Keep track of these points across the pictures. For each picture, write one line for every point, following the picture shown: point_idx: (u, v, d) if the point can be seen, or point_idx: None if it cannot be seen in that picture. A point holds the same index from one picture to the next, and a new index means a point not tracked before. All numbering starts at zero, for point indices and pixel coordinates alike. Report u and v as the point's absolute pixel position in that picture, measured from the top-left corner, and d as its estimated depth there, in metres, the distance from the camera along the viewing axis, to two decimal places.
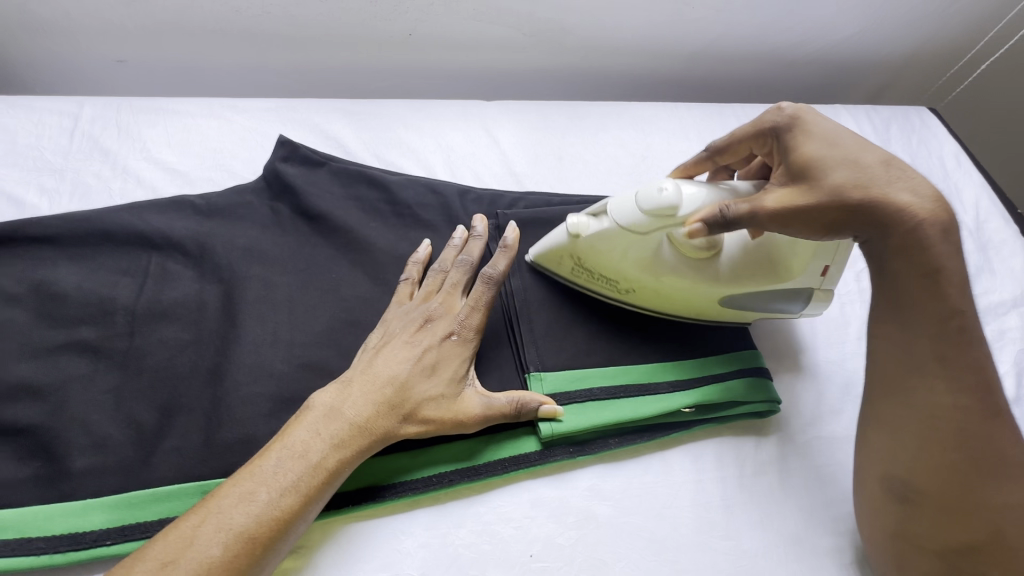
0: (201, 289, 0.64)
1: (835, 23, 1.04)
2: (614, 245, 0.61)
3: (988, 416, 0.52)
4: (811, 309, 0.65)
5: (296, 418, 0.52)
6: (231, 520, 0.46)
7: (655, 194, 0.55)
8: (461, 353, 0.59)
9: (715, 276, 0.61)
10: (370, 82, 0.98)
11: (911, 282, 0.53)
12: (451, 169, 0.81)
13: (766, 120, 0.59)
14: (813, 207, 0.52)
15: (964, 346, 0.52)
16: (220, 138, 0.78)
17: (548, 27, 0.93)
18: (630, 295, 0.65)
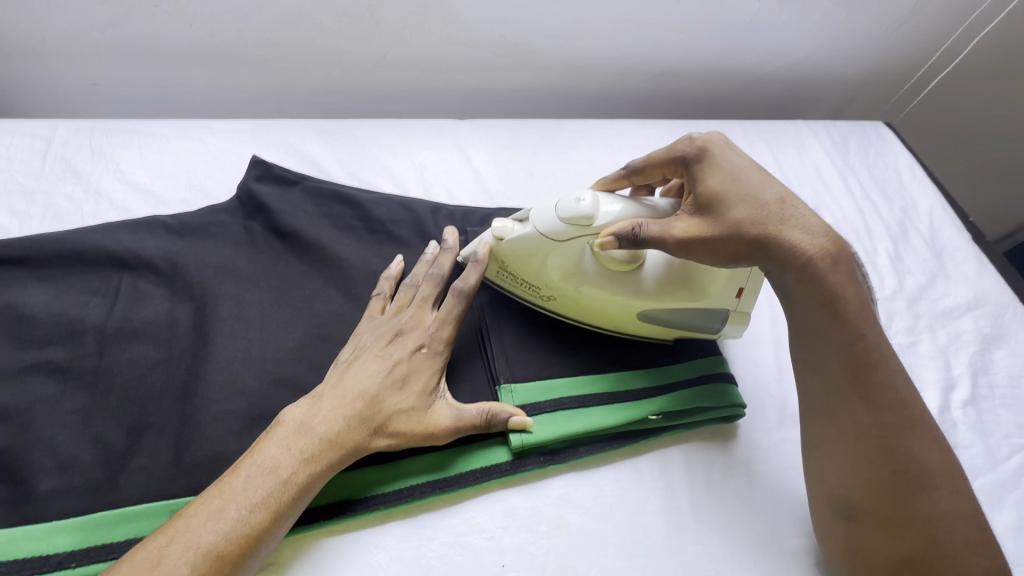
0: (173, 308, 0.64)
1: (793, 44, 1.09)
2: (539, 248, 0.63)
3: (910, 428, 0.54)
4: (729, 330, 0.68)
5: (268, 434, 0.53)
6: (198, 538, 0.46)
7: (573, 203, 0.59)
8: (432, 365, 0.60)
9: (635, 289, 0.63)
10: (346, 103, 1.00)
11: (814, 309, 0.57)
12: (424, 186, 0.83)
13: (680, 148, 0.64)
14: (715, 236, 0.57)
15: (868, 365, 0.55)
16: (195, 159, 0.79)
17: (519, 49, 0.96)
18: (552, 302, 0.67)
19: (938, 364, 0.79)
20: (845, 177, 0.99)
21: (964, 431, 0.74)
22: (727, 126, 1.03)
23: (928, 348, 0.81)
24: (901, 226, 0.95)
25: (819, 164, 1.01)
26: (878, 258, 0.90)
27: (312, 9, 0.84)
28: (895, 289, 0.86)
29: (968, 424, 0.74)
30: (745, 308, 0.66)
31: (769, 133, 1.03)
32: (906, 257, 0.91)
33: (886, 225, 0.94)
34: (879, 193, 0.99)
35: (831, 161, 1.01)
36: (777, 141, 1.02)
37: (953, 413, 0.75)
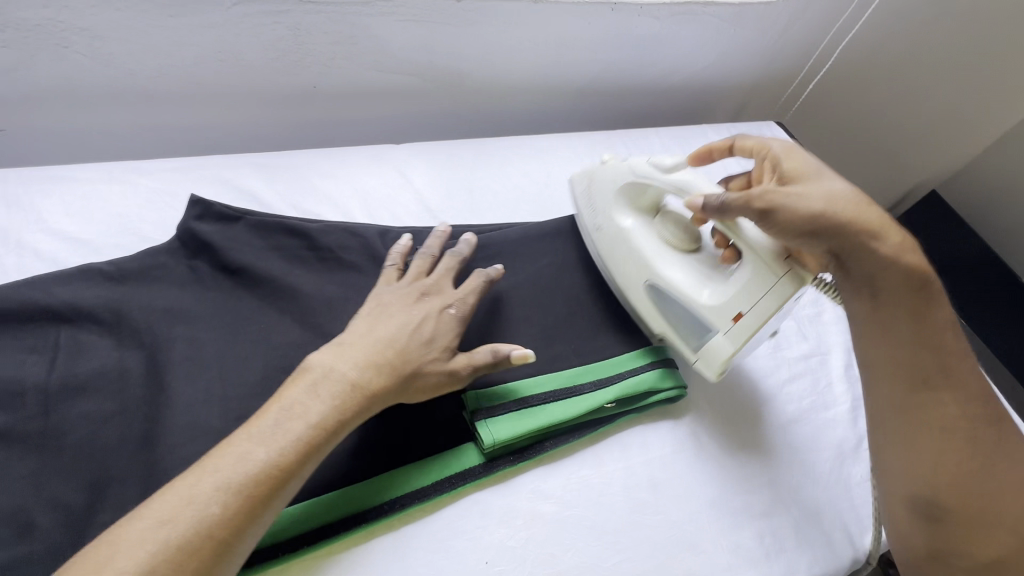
0: (122, 357, 0.63)
1: (694, 57, 1.21)
2: (625, 183, 0.77)
3: (989, 418, 0.61)
4: (713, 351, 0.70)
5: (295, 379, 0.54)
6: (230, 476, 0.47)
7: (664, 158, 0.73)
8: (454, 322, 0.65)
9: (668, 257, 0.74)
10: (279, 133, 1.00)
11: (901, 301, 0.61)
12: (369, 211, 0.85)
13: (768, 145, 0.70)
14: (799, 207, 0.60)
15: (959, 361, 0.61)
16: (124, 203, 0.76)
17: (447, 74, 1.01)
18: (598, 234, 0.80)
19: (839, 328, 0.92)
20: None
21: None
22: (644, 134, 1.13)
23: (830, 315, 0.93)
24: None
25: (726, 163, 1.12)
26: None
27: (237, 45, 0.84)
28: None
29: None
30: (735, 336, 0.67)
31: (681, 139, 1.14)
32: None
33: None
34: None
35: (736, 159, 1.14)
36: (688, 145, 1.13)
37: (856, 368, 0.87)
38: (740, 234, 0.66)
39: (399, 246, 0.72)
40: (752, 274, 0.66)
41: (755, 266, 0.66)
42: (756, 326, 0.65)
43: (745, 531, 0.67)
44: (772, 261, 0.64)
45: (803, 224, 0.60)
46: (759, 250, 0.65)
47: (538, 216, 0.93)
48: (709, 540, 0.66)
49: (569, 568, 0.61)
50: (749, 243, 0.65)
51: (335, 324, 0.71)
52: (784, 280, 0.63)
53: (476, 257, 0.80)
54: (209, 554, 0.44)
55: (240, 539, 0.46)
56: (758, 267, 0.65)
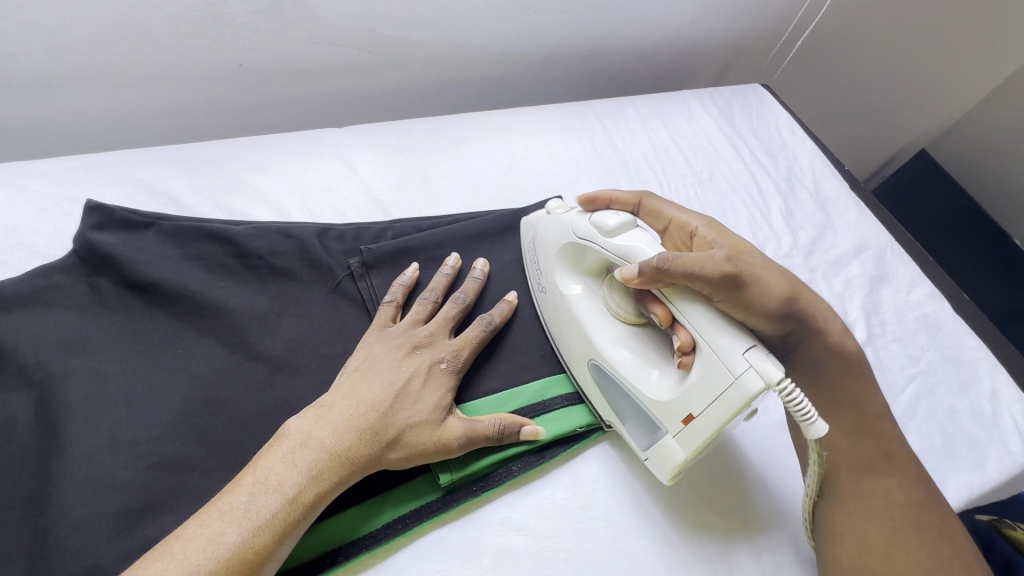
0: (6, 400, 0.53)
1: (671, 16, 1.10)
2: (567, 242, 0.66)
3: (935, 505, 0.59)
4: (659, 456, 0.56)
5: (270, 447, 0.49)
6: (198, 563, 0.42)
7: (607, 218, 0.62)
8: (446, 382, 0.58)
9: (615, 332, 0.63)
10: (206, 120, 0.88)
11: (838, 387, 0.64)
12: (307, 208, 0.75)
13: (687, 222, 0.66)
14: (767, 286, 0.57)
15: (898, 445, 0.61)
16: (13, 211, 0.65)
17: (395, 45, 0.90)
18: (542, 298, 0.69)
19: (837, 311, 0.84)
20: (735, 143, 1.02)
21: None
22: (619, 104, 1.02)
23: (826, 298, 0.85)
24: (789, 183, 0.99)
25: (710, 133, 1.03)
26: (773, 218, 0.93)
27: (140, 17, 0.72)
28: (791, 245, 0.90)
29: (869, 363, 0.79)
30: (687, 443, 0.54)
31: (659, 108, 1.04)
32: (797, 213, 0.95)
33: (776, 183, 0.98)
34: (765, 153, 1.03)
35: (720, 128, 1.04)
36: (667, 114, 1.03)
37: None
38: (688, 311, 0.55)
39: (409, 273, 0.66)
40: (707, 366, 0.52)
41: (708, 360, 0.52)
42: (709, 434, 0.52)
43: (740, 551, 0.61)
44: (728, 354, 0.51)
45: (776, 304, 0.57)
46: (714, 339, 0.52)
47: (502, 203, 0.83)
48: (702, 564, 0.59)
49: None
50: (699, 326, 0.54)
51: (267, 344, 0.61)
52: (743, 381, 0.49)
53: (429, 257, 0.70)
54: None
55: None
56: (711, 360, 0.52)
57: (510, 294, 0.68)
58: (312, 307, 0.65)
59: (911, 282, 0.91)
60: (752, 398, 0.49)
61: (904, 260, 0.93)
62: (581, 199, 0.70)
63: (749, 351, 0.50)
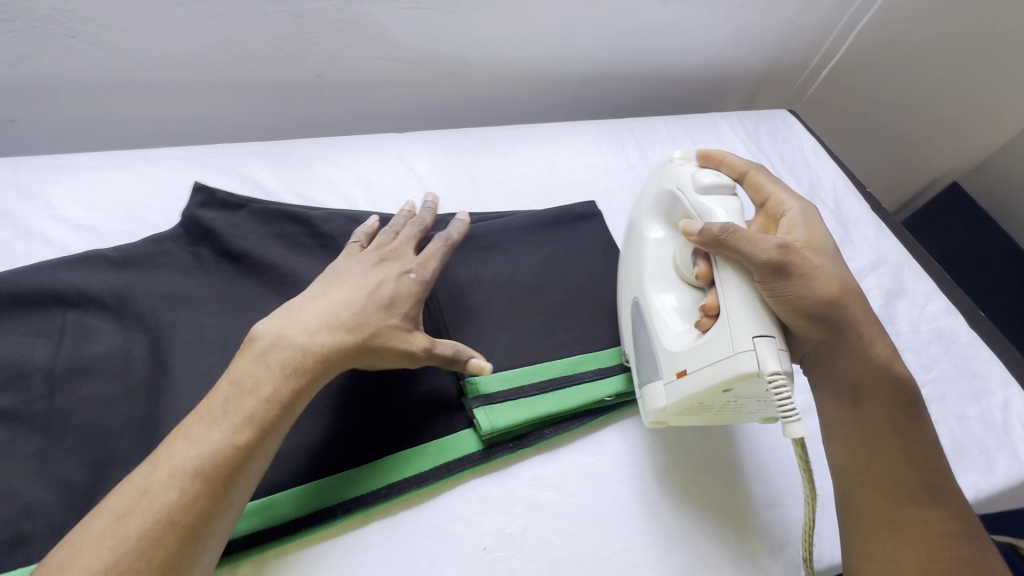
0: (125, 340, 0.63)
1: (704, 45, 1.19)
2: (664, 190, 0.72)
3: (974, 534, 0.58)
4: (650, 395, 0.65)
5: (244, 354, 0.55)
6: (184, 460, 0.47)
7: (707, 177, 0.67)
8: (416, 288, 0.65)
9: (669, 282, 0.68)
10: (283, 122, 1.01)
11: (883, 407, 0.61)
12: (372, 199, 0.85)
13: (786, 203, 0.70)
14: (813, 284, 0.59)
15: (938, 473, 0.60)
16: (131, 190, 0.77)
17: (451, 63, 1.01)
18: (630, 236, 0.77)
19: None
20: (760, 163, 1.09)
21: None
22: (651, 123, 1.11)
23: None
24: (810, 201, 1.05)
25: (736, 152, 1.10)
26: None
27: (241, 33, 0.84)
28: None
29: None
30: (673, 393, 0.61)
31: (689, 127, 1.12)
32: None
33: None
34: (789, 172, 1.10)
35: (746, 147, 1.11)
36: (696, 133, 1.11)
37: None
38: (722, 275, 0.60)
39: (368, 224, 0.72)
40: (718, 335, 0.58)
41: (722, 330, 0.58)
42: (692, 392, 0.59)
43: (747, 521, 0.66)
44: (738, 332, 0.56)
45: (808, 301, 0.59)
46: (734, 314, 0.57)
47: (542, 205, 0.92)
48: (711, 531, 0.65)
49: (569, 555, 0.60)
50: (726, 293, 0.59)
51: None
52: (740, 359, 0.55)
53: (477, 247, 0.79)
54: (175, 542, 0.45)
55: (209, 525, 0.47)
56: (724, 331, 0.57)
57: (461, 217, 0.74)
58: None
59: (927, 296, 0.95)
60: (741, 376, 0.55)
61: (921, 276, 0.98)
62: (699, 154, 0.75)
63: (760, 339, 0.55)
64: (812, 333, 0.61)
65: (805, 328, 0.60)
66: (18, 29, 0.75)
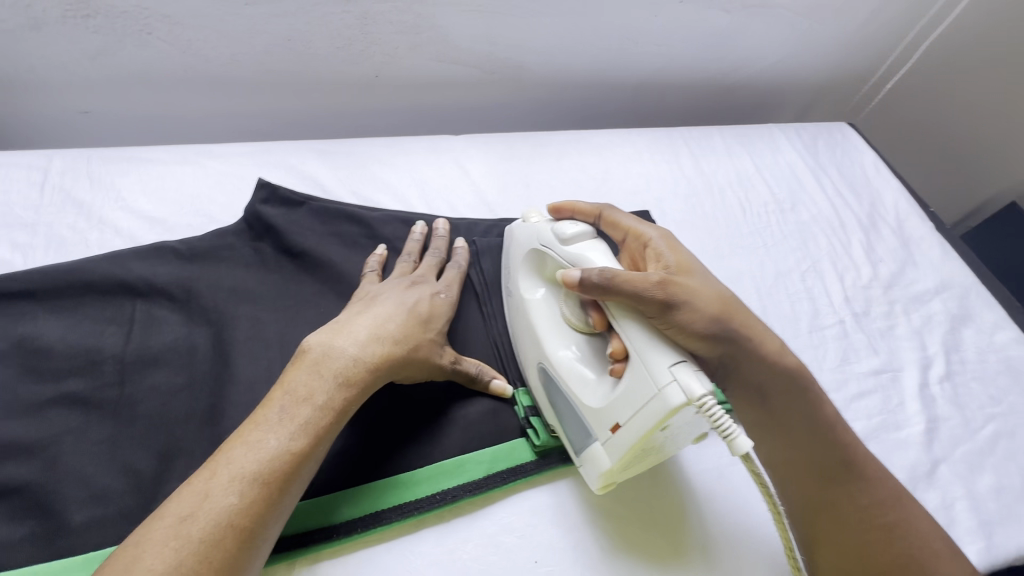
0: (190, 332, 0.64)
1: (763, 54, 1.16)
2: (531, 248, 0.69)
3: (897, 500, 0.59)
4: (591, 459, 0.58)
5: (296, 362, 0.54)
6: (243, 466, 0.46)
7: (567, 227, 0.65)
8: (446, 307, 0.67)
9: (564, 336, 0.65)
10: (339, 121, 1.02)
11: (792, 408, 0.60)
12: (427, 201, 0.85)
13: (644, 233, 0.65)
14: (700, 306, 0.55)
15: (853, 453, 0.60)
16: (197, 184, 0.79)
17: (507, 67, 1.00)
18: (509, 301, 0.72)
19: (914, 345, 0.85)
20: (818, 177, 1.06)
21: (942, 404, 0.80)
22: (706, 133, 1.09)
23: (905, 330, 0.87)
24: (871, 218, 1.02)
25: (794, 165, 1.07)
26: (854, 249, 0.96)
27: (307, 33, 0.86)
28: (870, 277, 0.93)
29: (946, 397, 0.80)
30: (614, 450, 0.55)
31: (745, 138, 1.10)
32: (878, 247, 0.97)
33: (858, 217, 1.01)
34: (848, 188, 1.06)
35: (804, 160, 1.08)
36: (752, 144, 1.09)
37: (932, 388, 0.81)
38: (622, 324, 0.57)
39: (378, 253, 0.72)
40: (636, 379, 0.54)
41: (637, 373, 0.54)
42: (633, 442, 0.53)
43: None
44: (654, 368, 0.52)
45: (705, 324, 0.55)
46: (645, 352, 0.54)
47: None
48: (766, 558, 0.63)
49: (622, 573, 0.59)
50: (631, 339, 0.55)
51: None
52: (665, 395, 0.50)
53: None
54: (233, 550, 0.44)
55: (264, 532, 0.46)
56: (640, 375, 0.53)
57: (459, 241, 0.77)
58: None
59: (995, 324, 0.91)
60: (671, 413, 0.50)
61: (988, 303, 0.94)
62: (552, 207, 0.73)
63: (675, 366, 0.51)
64: (715, 351, 0.56)
65: (710, 348, 0.56)
66: (100, 25, 0.78)
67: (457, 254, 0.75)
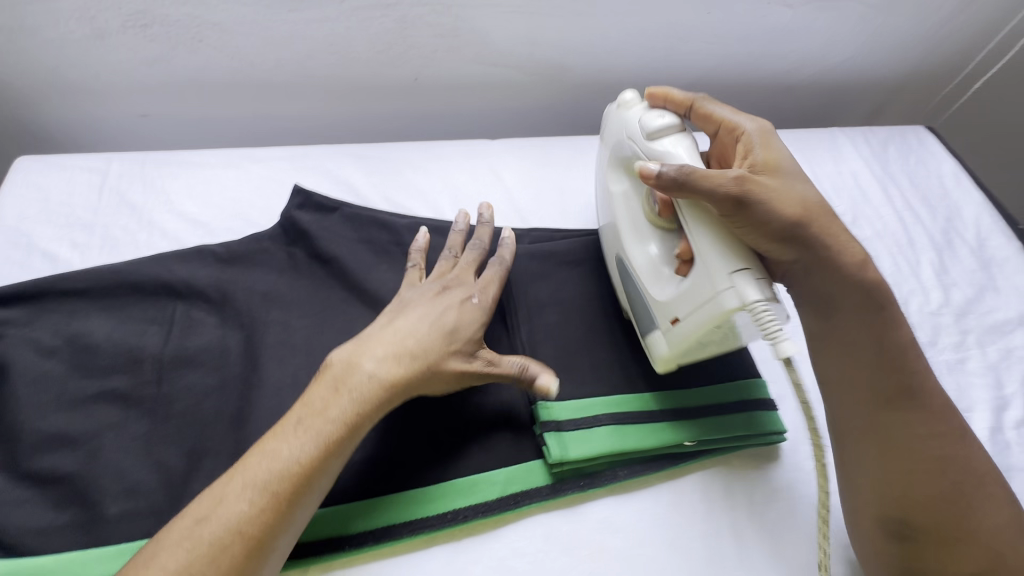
0: (224, 335, 0.67)
1: (829, 51, 1.06)
2: (617, 140, 0.69)
3: (956, 434, 0.58)
4: (652, 344, 0.64)
5: (318, 377, 0.56)
6: (255, 477, 0.48)
7: (655, 118, 0.63)
8: (478, 312, 0.63)
9: (647, 234, 0.66)
10: (378, 125, 1.03)
11: (851, 299, 0.60)
12: (458, 208, 0.84)
13: (739, 125, 0.65)
14: (779, 206, 0.57)
15: (916, 373, 0.59)
16: (239, 188, 0.82)
17: (547, 68, 0.97)
18: (601, 189, 0.75)
19: (987, 383, 0.76)
20: (886, 188, 0.97)
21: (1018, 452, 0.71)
22: None
23: (976, 365, 0.78)
24: (946, 236, 0.92)
25: (857, 173, 0.98)
26: (922, 270, 0.87)
27: (347, 38, 0.86)
28: (940, 303, 0.84)
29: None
30: (671, 340, 0.61)
31: (803, 143, 1.01)
32: (952, 268, 0.88)
33: (930, 235, 0.91)
34: (920, 201, 0.96)
35: (870, 169, 0.99)
36: (811, 150, 1.00)
37: (1006, 433, 0.72)
38: (690, 221, 0.58)
39: (418, 244, 0.71)
40: (697, 280, 0.56)
41: (699, 270, 0.56)
42: (689, 334, 0.58)
43: None
44: (715, 271, 0.54)
45: (780, 223, 0.57)
46: (705, 253, 0.56)
47: None
48: None
49: None
50: (697, 242, 0.57)
51: None
52: (721, 296, 0.54)
53: (562, 263, 0.76)
54: (243, 554, 0.46)
55: (275, 538, 0.48)
56: (702, 273, 0.56)
57: (509, 230, 0.74)
58: None
59: None
60: (725, 313, 0.54)
61: None
62: (647, 94, 0.69)
63: (736, 273, 0.54)
64: (788, 254, 0.59)
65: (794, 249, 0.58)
66: (155, 33, 0.81)
67: (498, 251, 0.71)
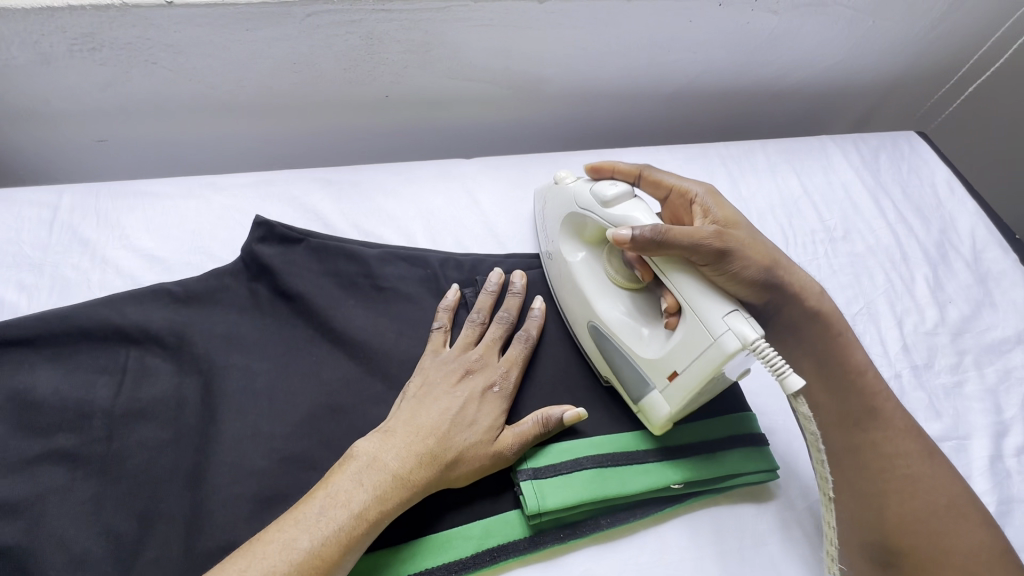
0: (180, 383, 0.63)
1: (817, 56, 1.02)
2: (570, 210, 0.68)
3: (930, 454, 0.58)
4: (648, 407, 0.60)
5: (341, 466, 0.53)
6: (274, 566, 0.46)
7: (607, 187, 0.63)
8: (499, 402, 0.61)
9: (613, 294, 0.65)
10: (351, 144, 0.99)
11: (818, 345, 0.62)
12: (431, 235, 0.80)
13: (689, 188, 0.66)
14: (751, 256, 0.57)
15: (887, 402, 0.59)
16: (199, 219, 0.77)
17: (524, 82, 0.93)
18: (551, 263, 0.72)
19: (987, 408, 0.73)
20: (877, 199, 0.93)
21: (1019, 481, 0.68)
22: (748, 147, 0.97)
23: (974, 388, 0.75)
24: (941, 249, 0.88)
25: (848, 185, 0.95)
26: (917, 287, 0.84)
27: (310, 55, 0.82)
28: (936, 321, 0.80)
29: None
30: (671, 397, 0.57)
31: (792, 153, 0.97)
32: (947, 284, 0.85)
33: (924, 248, 0.88)
34: (913, 212, 0.93)
35: (861, 180, 0.95)
36: (800, 161, 0.97)
37: (1006, 462, 0.69)
38: (672, 277, 0.57)
39: (447, 301, 0.69)
40: (689, 330, 0.55)
41: (690, 323, 0.55)
42: (689, 388, 0.55)
43: None
44: (709, 317, 0.53)
45: (754, 271, 0.57)
46: (695, 302, 0.55)
47: None
48: None
49: None
50: (684, 292, 0.56)
51: (386, 363, 0.66)
52: (721, 342, 0.52)
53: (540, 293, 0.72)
54: None
55: None
56: (694, 324, 0.55)
57: (540, 298, 0.71)
58: (425, 330, 0.70)
59: None
60: (728, 358, 0.51)
61: None
62: (589, 168, 0.71)
63: (730, 314, 0.52)
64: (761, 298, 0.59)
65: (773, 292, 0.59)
66: (106, 57, 0.77)
67: (526, 323, 0.68)
